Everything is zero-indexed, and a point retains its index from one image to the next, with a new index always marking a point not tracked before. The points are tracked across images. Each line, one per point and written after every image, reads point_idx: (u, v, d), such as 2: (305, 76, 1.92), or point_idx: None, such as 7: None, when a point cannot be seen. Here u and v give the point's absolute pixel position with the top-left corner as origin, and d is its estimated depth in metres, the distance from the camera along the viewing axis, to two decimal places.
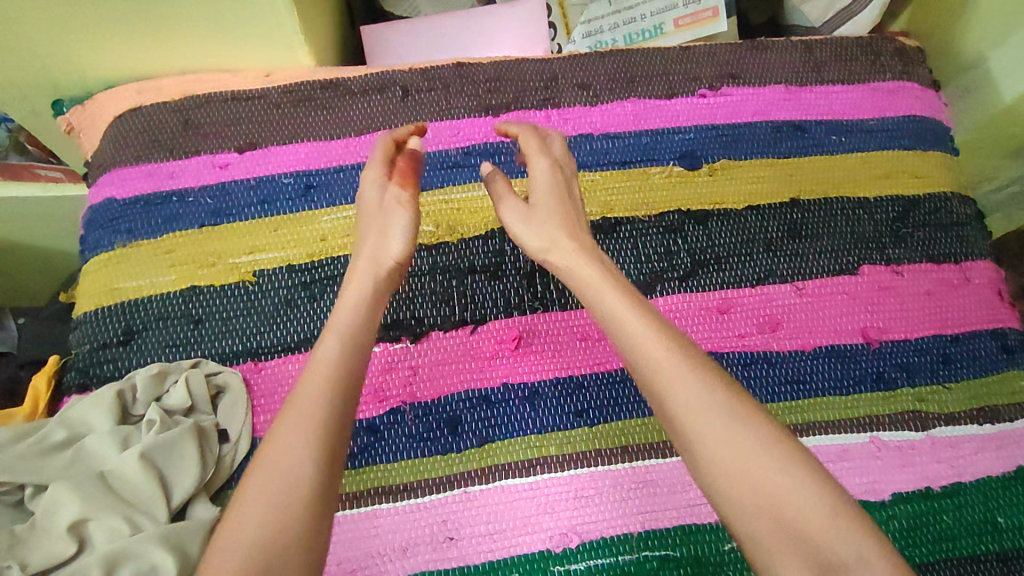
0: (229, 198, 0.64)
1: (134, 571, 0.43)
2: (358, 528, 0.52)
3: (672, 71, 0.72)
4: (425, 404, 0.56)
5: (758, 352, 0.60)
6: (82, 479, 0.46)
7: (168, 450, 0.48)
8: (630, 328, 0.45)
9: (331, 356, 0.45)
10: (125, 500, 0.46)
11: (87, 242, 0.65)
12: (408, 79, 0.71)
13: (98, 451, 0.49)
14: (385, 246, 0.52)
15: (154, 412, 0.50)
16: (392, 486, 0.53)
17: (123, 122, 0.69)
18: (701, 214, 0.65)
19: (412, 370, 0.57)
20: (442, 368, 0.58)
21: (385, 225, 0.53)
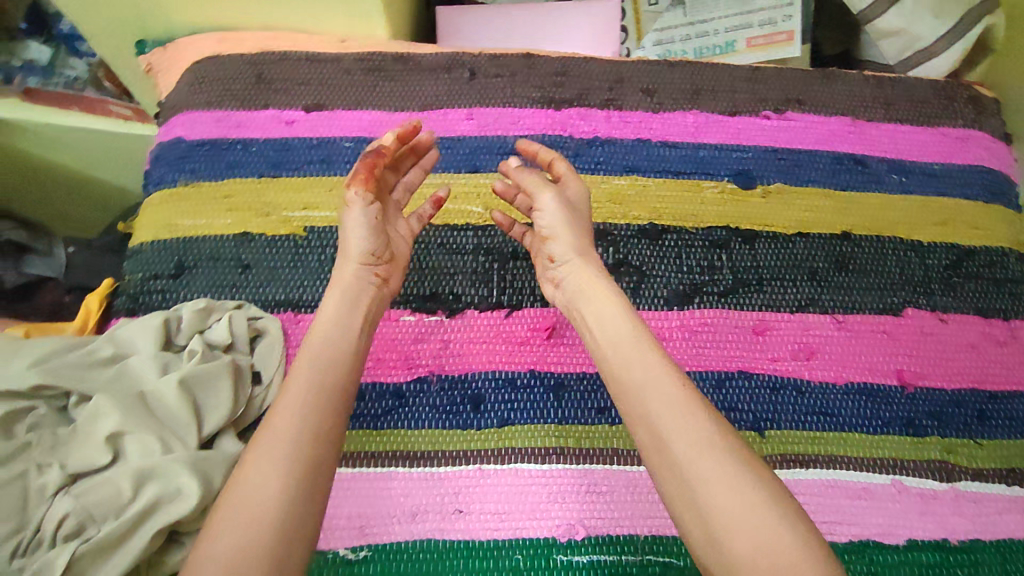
0: (290, 153, 0.66)
1: (160, 489, 0.44)
2: (357, 490, 0.52)
3: (739, 89, 0.72)
4: (429, 380, 0.57)
5: (789, 379, 0.59)
6: (123, 395, 0.48)
7: (204, 381, 0.50)
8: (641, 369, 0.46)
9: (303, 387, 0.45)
10: (159, 422, 0.48)
11: (151, 177, 0.67)
12: (476, 63, 0.72)
13: (140, 373, 0.51)
14: (354, 244, 0.53)
15: (196, 343, 0.52)
16: (388, 453, 0.54)
17: (201, 69, 0.72)
18: (750, 234, 0.65)
19: (420, 346, 0.58)
20: (449, 348, 0.58)
21: (345, 231, 0.54)
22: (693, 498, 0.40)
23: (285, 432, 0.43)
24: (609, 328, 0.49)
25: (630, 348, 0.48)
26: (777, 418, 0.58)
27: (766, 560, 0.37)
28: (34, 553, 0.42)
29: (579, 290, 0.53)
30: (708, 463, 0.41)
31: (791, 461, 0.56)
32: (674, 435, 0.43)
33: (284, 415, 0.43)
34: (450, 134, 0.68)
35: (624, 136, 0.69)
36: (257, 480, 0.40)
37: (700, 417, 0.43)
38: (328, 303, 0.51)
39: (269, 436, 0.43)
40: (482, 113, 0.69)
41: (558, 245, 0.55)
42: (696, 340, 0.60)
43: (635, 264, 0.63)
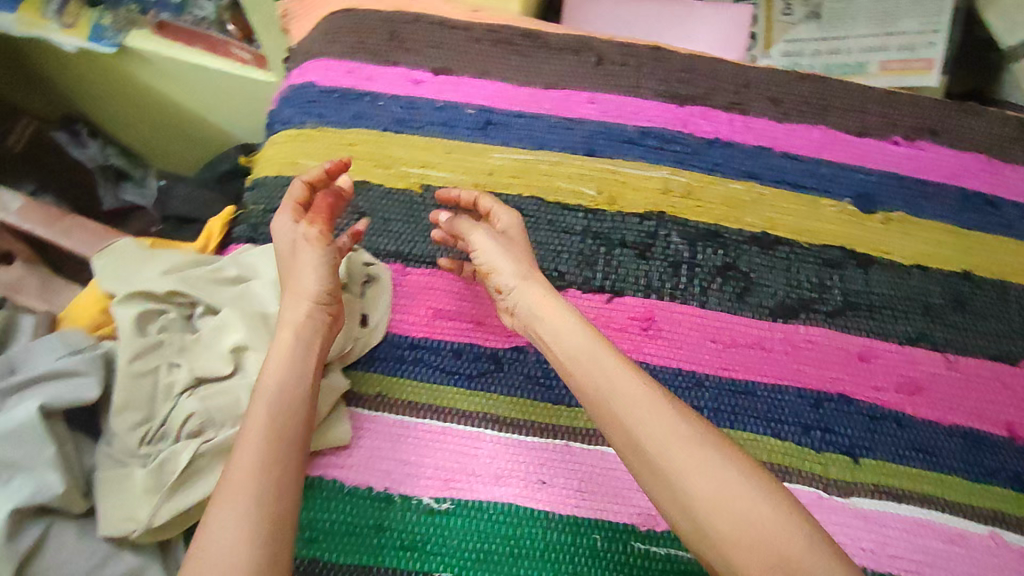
0: (414, 112, 0.68)
1: None
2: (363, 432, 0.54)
3: (869, 111, 0.70)
4: (433, 342, 0.58)
5: (890, 411, 0.57)
6: (247, 315, 0.51)
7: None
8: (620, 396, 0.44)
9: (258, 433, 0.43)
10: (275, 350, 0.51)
11: (279, 117, 0.70)
12: (604, 49, 0.72)
13: (262, 298, 0.53)
14: (302, 284, 0.50)
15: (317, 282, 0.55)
16: (390, 403, 0.55)
17: (338, 21, 0.74)
18: (865, 258, 0.63)
19: (428, 307, 0.59)
20: (456, 314, 0.59)
21: (293, 272, 0.51)
22: (674, 487, 0.40)
23: (240, 487, 0.41)
24: (568, 338, 0.47)
25: (596, 359, 0.46)
26: (874, 448, 0.55)
27: (754, 539, 0.38)
28: (157, 446, 0.47)
29: (533, 311, 0.50)
30: (684, 449, 0.41)
31: (884, 494, 0.54)
32: (644, 424, 0.42)
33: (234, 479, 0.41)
34: (571, 115, 0.68)
35: (745, 141, 0.68)
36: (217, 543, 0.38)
37: (667, 413, 0.43)
38: (284, 344, 0.48)
39: (223, 497, 0.40)
40: (605, 99, 0.69)
41: (501, 276, 0.52)
42: (797, 355, 0.58)
43: (743, 270, 0.62)
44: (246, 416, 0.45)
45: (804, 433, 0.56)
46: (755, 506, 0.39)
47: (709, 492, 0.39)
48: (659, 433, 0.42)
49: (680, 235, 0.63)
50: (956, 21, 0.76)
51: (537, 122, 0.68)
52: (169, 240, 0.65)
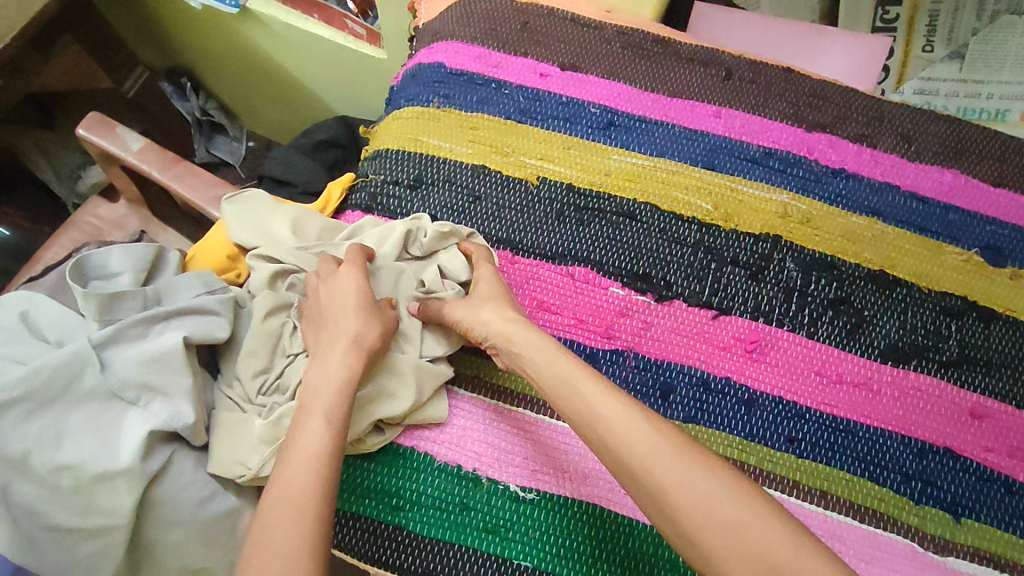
0: (538, 104, 0.69)
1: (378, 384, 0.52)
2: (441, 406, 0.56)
3: (1008, 160, 0.67)
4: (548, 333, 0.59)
5: (1000, 474, 0.54)
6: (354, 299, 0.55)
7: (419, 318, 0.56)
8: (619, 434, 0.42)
9: (316, 433, 0.44)
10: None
11: (406, 92, 0.72)
12: (734, 64, 0.71)
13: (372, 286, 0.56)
14: (345, 324, 0.50)
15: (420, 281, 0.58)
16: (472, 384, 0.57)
17: (473, 6, 0.75)
18: (987, 312, 0.60)
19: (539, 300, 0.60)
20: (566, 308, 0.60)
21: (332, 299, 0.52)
22: (660, 496, 0.38)
23: (288, 505, 0.40)
24: (559, 373, 0.47)
25: (588, 401, 0.45)
26: (978, 509, 0.53)
27: (739, 544, 0.35)
28: (271, 397, 0.51)
29: (518, 359, 0.50)
30: (665, 462, 0.39)
31: (985, 559, 0.51)
32: (628, 443, 0.41)
33: (288, 481, 0.42)
34: (694, 126, 0.68)
35: (871, 175, 0.66)
36: (276, 539, 0.39)
37: (650, 431, 0.41)
38: (333, 360, 0.49)
39: (281, 496, 0.41)
40: (730, 114, 0.68)
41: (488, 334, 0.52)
42: (904, 402, 0.56)
43: (857, 306, 0.60)
44: (291, 436, 0.45)
45: (904, 483, 0.54)
46: (737, 513, 0.36)
47: (694, 501, 0.37)
48: (649, 455, 0.40)
49: (795, 261, 0.61)
50: None
51: (659, 129, 0.68)
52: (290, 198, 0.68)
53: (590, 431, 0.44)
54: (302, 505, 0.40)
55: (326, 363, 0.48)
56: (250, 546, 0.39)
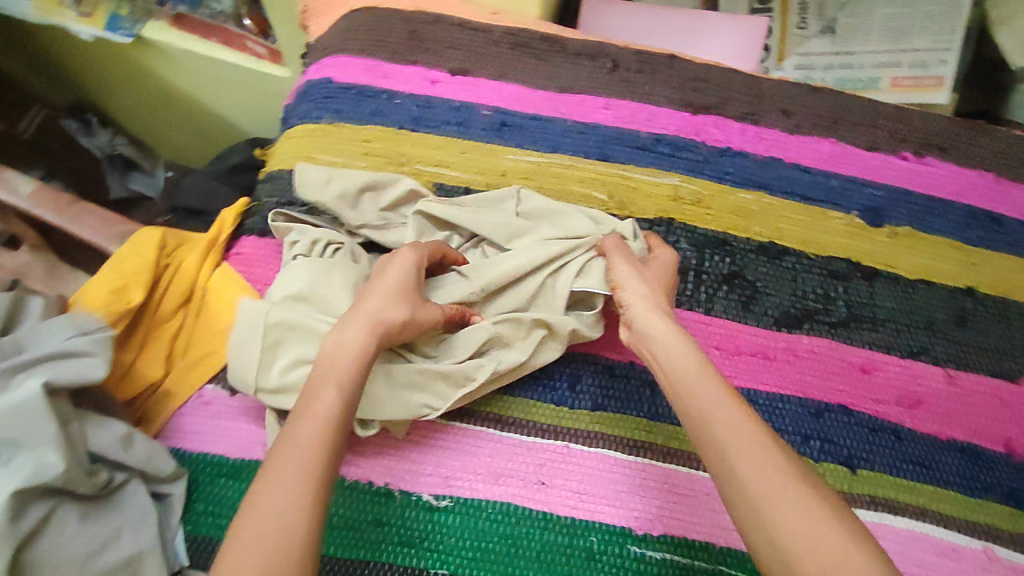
0: (431, 111, 0.69)
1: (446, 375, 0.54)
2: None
3: (879, 125, 0.71)
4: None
5: (889, 423, 0.58)
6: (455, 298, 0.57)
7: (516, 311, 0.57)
8: (726, 424, 0.42)
9: (328, 400, 0.43)
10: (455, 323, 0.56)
11: (297, 111, 0.71)
12: (620, 56, 0.73)
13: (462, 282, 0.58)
14: (372, 302, 0.49)
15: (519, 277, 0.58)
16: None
17: (360, 19, 0.75)
18: (871, 271, 0.64)
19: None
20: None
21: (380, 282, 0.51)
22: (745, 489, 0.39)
23: (289, 472, 0.39)
24: (675, 357, 0.47)
25: (692, 378, 0.45)
26: (871, 459, 0.57)
27: (817, 549, 0.35)
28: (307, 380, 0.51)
29: (643, 331, 0.51)
30: (773, 477, 0.38)
31: (880, 504, 0.55)
32: (720, 426, 0.42)
33: (296, 445, 0.41)
34: (586, 119, 0.69)
35: (756, 151, 0.68)
36: (271, 502, 0.38)
37: (768, 444, 0.40)
38: (348, 332, 0.47)
39: (289, 455, 0.40)
40: (619, 105, 0.70)
41: (630, 296, 0.53)
42: (800, 366, 0.59)
43: (749, 278, 0.62)
44: (307, 396, 0.44)
45: (802, 443, 0.56)
46: (845, 547, 0.35)
47: (797, 518, 0.36)
48: (754, 461, 0.39)
49: (688, 241, 0.64)
50: (969, 39, 0.76)
51: (552, 126, 0.69)
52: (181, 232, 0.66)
53: (688, 403, 0.45)
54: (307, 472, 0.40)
55: (341, 333, 0.47)
56: (249, 494, 0.39)
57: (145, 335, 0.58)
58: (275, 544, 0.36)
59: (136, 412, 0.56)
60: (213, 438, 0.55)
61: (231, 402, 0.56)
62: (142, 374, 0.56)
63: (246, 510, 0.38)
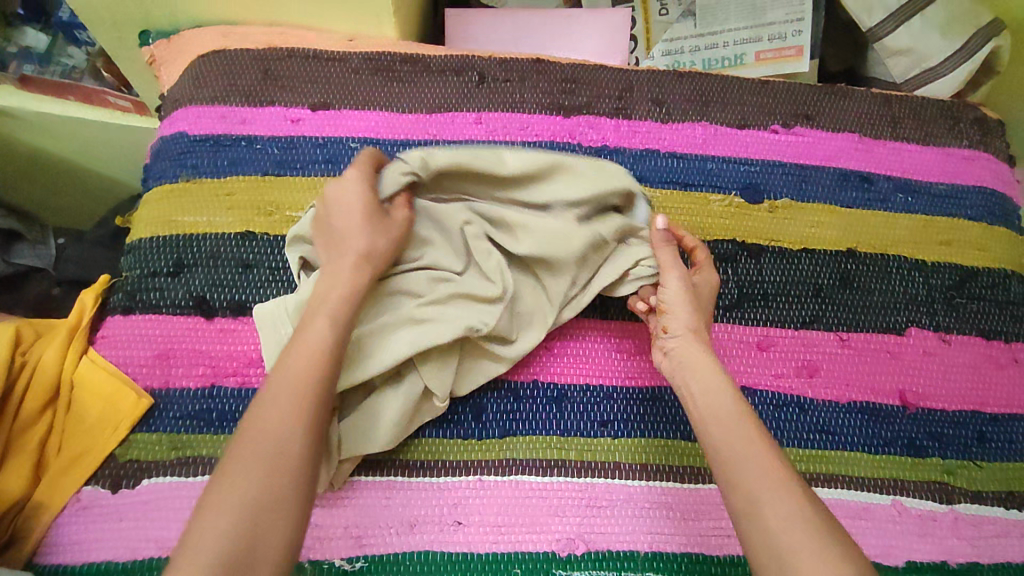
0: (295, 152, 0.65)
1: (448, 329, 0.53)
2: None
3: (747, 102, 0.71)
4: (247, 392, 0.56)
5: (792, 396, 0.60)
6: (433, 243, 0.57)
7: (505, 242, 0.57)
8: (752, 464, 0.44)
9: (319, 331, 0.48)
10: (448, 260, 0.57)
11: (151, 172, 0.66)
12: (485, 67, 0.70)
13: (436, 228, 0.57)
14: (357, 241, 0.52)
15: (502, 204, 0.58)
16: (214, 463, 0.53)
17: (206, 63, 0.69)
18: (756, 248, 0.65)
19: (244, 354, 0.57)
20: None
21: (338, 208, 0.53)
22: (761, 515, 0.42)
23: (275, 412, 0.43)
24: (710, 395, 0.49)
25: (725, 416, 0.47)
26: (780, 436, 0.58)
27: None
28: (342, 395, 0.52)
29: (681, 361, 0.52)
30: (799, 527, 0.40)
31: None
32: (741, 455, 0.45)
33: (286, 382, 0.45)
34: (459, 138, 0.67)
35: (632, 146, 0.68)
36: (271, 421, 0.43)
37: (795, 492, 0.42)
38: (338, 271, 0.51)
39: (280, 390, 0.45)
40: (491, 118, 0.68)
41: (671, 321, 0.54)
42: None
43: None
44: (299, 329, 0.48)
45: None
46: None
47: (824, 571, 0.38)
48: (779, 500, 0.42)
49: None
50: (819, 8, 0.79)
51: (425, 149, 0.67)
52: (39, 323, 0.60)
53: (714, 437, 0.47)
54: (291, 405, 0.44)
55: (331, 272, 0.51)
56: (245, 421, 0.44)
57: (5, 448, 0.53)
58: (262, 474, 0.41)
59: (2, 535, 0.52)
60: (101, 544, 0.51)
61: (115, 501, 0.52)
62: (3, 492, 0.52)
63: (239, 439, 0.43)
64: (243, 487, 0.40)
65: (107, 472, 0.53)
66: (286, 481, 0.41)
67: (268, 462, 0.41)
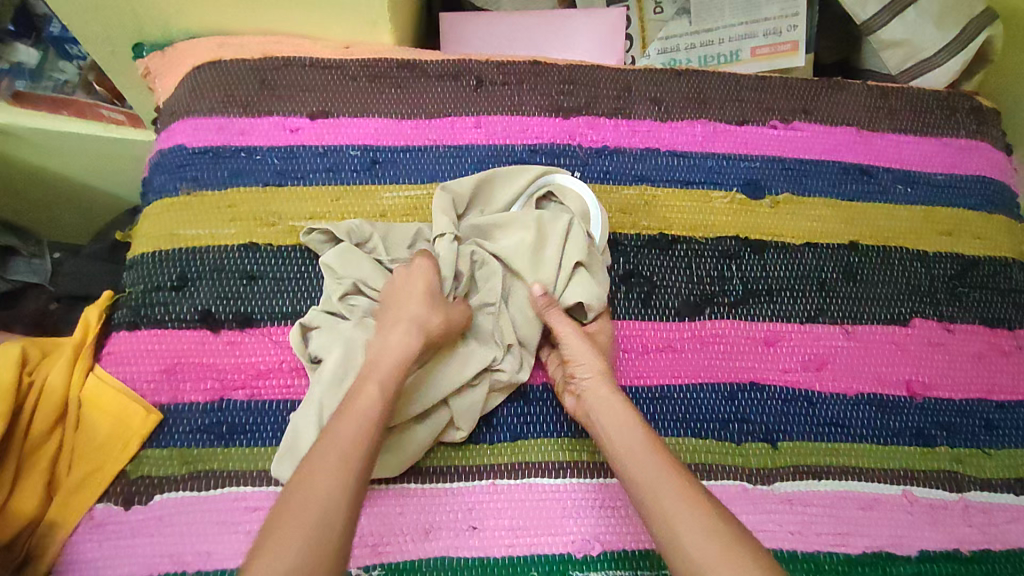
0: (296, 161, 0.65)
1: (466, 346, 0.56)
2: (218, 507, 0.52)
3: (745, 99, 0.71)
4: (257, 405, 0.56)
5: (800, 390, 0.60)
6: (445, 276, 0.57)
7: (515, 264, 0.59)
8: (666, 495, 0.45)
9: (371, 398, 0.47)
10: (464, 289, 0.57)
11: (151, 186, 0.65)
12: (483, 70, 0.70)
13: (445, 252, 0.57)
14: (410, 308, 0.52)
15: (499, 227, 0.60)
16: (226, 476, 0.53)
17: (201, 74, 0.69)
18: (759, 244, 0.65)
19: (252, 367, 0.57)
20: (284, 367, 0.57)
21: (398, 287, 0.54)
22: (679, 539, 0.43)
23: (328, 477, 0.42)
24: (622, 432, 0.50)
25: (639, 453, 0.48)
26: (789, 430, 0.58)
27: None
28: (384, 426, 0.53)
29: (595, 403, 0.52)
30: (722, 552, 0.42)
31: (805, 473, 0.57)
32: (658, 487, 0.46)
33: (348, 434, 0.45)
34: (458, 142, 0.67)
35: (632, 145, 0.68)
36: (321, 482, 0.42)
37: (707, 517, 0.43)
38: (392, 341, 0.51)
39: (328, 451, 0.44)
40: (490, 121, 0.68)
41: (579, 367, 0.54)
42: (707, 352, 0.60)
43: (645, 274, 0.63)
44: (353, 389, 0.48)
45: (722, 428, 0.58)
46: None
47: None
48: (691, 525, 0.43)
49: None
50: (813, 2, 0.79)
51: (425, 155, 0.67)
52: (44, 341, 0.60)
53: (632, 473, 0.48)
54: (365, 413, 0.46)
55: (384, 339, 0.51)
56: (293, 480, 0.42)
57: (16, 468, 0.53)
58: (312, 535, 0.40)
59: (17, 555, 0.52)
60: (116, 562, 0.51)
61: (128, 517, 0.52)
62: (17, 512, 0.52)
63: (288, 493, 0.42)
64: (290, 548, 0.39)
65: (119, 489, 0.53)
66: (346, 514, 0.41)
67: (316, 523, 0.40)
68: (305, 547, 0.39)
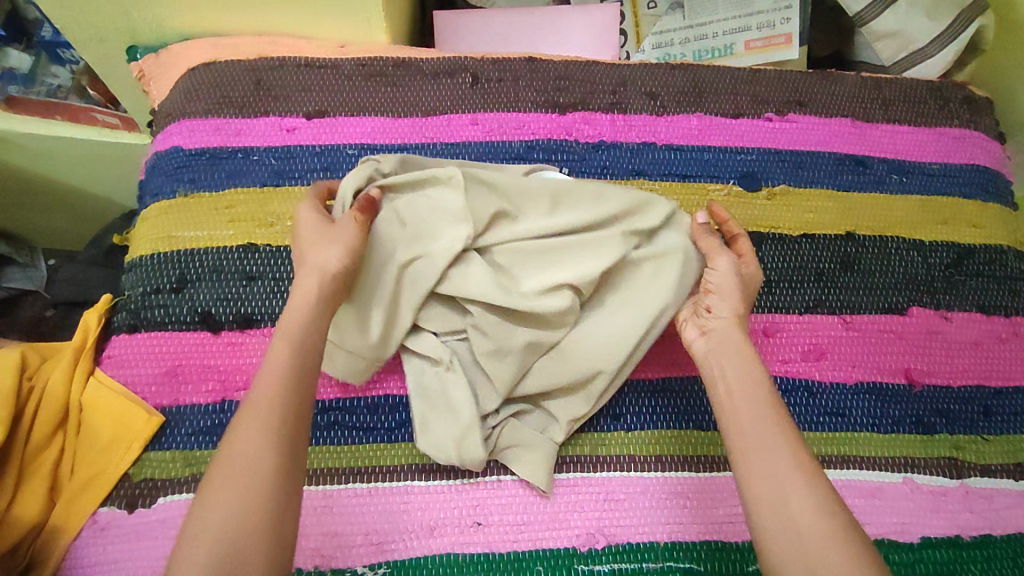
0: (293, 161, 0.65)
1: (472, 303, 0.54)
2: None
3: (740, 92, 0.72)
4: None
5: (800, 380, 0.60)
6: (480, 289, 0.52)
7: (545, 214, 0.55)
8: (774, 449, 0.43)
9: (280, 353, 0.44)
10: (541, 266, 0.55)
11: (148, 189, 0.65)
12: (479, 67, 0.70)
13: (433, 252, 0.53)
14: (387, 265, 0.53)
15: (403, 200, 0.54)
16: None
17: (196, 75, 0.68)
18: (757, 236, 0.65)
19: (254, 367, 0.57)
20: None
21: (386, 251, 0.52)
22: (779, 483, 0.42)
23: (244, 436, 0.40)
24: (749, 411, 0.46)
25: (756, 406, 0.46)
26: (791, 420, 0.59)
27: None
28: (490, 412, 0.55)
29: (719, 349, 0.50)
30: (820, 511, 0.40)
31: None
32: (768, 443, 0.44)
33: (262, 392, 0.42)
34: (455, 139, 0.67)
35: (629, 140, 0.69)
36: (239, 446, 0.40)
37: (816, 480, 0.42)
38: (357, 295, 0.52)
39: (249, 414, 0.41)
40: (487, 118, 0.68)
41: (717, 304, 0.53)
42: None
43: None
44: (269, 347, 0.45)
45: None
46: None
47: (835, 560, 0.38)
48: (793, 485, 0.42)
49: None
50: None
51: (422, 152, 0.67)
52: (44, 347, 0.60)
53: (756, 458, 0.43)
54: (272, 389, 0.42)
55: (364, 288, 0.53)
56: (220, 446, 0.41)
57: (18, 474, 0.53)
58: (241, 495, 0.38)
59: (21, 561, 0.51)
60: (120, 565, 0.50)
61: (131, 521, 0.52)
62: (19, 518, 0.51)
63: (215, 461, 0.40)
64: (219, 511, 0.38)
65: (122, 492, 0.53)
66: (270, 464, 0.40)
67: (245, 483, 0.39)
68: (217, 547, 0.37)
